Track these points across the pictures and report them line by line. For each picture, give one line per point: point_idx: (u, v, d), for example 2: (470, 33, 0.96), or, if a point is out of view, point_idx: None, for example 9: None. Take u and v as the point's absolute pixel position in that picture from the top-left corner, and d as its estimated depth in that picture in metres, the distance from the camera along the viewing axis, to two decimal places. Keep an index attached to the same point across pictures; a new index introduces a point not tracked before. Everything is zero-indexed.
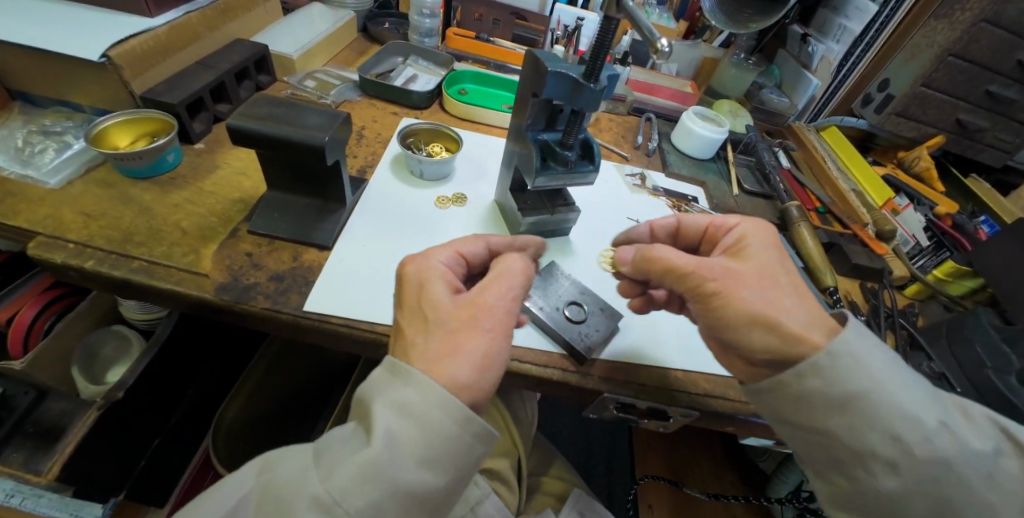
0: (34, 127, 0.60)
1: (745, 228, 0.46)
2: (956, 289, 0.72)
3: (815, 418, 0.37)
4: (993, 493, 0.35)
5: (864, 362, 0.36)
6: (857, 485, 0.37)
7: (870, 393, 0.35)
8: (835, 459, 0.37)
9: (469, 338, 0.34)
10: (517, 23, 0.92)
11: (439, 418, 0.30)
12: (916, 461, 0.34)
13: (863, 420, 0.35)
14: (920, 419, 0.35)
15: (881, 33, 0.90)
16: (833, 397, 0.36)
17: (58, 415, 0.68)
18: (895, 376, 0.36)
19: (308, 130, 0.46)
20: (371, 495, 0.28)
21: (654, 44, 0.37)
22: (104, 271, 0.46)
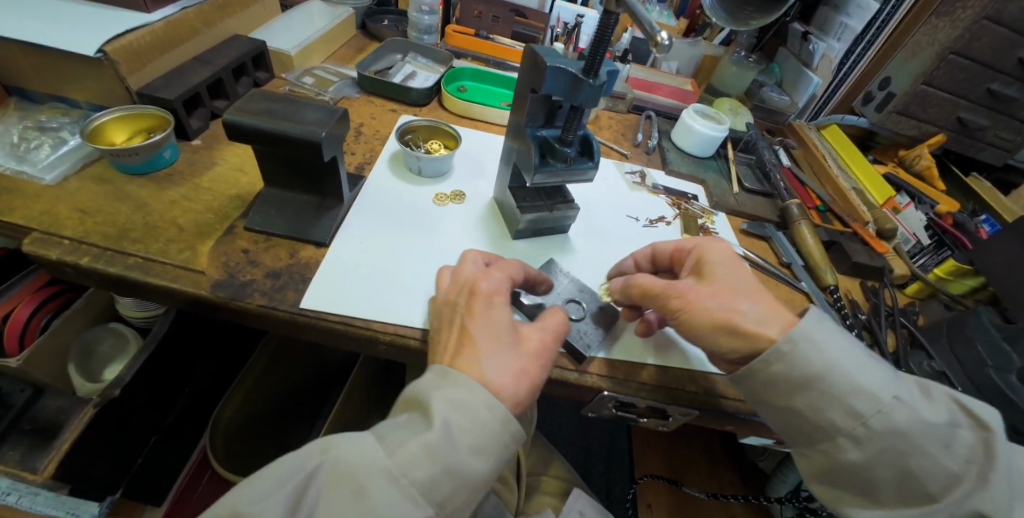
0: (30, 122, 0.59)
1: (701, 246, 0.49)
2: (957, 288, 0.72)
3: (781, 398, 0.41)
4: (954, 462, 0.36)
5: (818, 346, 0.40)
6: (826, 457, 0.40)
7: (826, 373, 0.39)
8: (805, 434, 0.41)
9: (524, 363, 0.38)
10: (517, 21, 0.92)
11: (488, 418, 0.34)
12: (872, 432, 0.37)
13: (824, 397, 0.39)
14: (874, 393, 0.38)
15: (882, 31, 0.90)
16: (794, 377, 0.39)
17: (55, 412, 0.68)
18: (844, 349, 0.39)
19: (305, 125, 0.46)
20: (433, 473, 0.31)
21: (654, 38, 0.36)
22: (100, 267, 0.45)
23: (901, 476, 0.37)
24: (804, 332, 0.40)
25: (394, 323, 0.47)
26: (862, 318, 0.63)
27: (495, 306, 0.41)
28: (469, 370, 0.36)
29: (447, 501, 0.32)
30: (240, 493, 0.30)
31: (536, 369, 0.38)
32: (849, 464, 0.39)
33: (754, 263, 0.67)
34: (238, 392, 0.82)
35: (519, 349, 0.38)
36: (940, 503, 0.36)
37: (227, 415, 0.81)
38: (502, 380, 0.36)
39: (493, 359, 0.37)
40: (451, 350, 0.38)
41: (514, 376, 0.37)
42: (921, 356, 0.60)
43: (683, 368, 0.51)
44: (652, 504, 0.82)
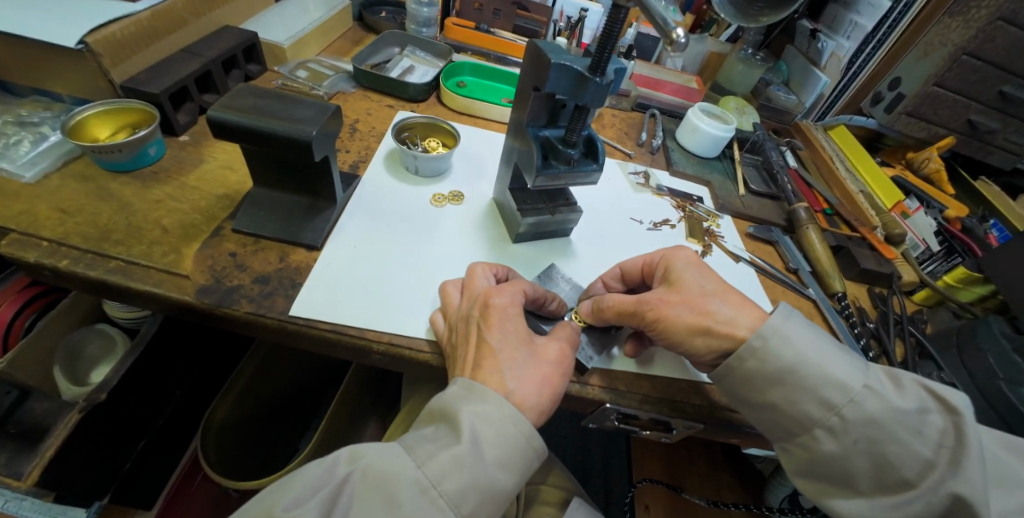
0: (8, 116, 0.56)
1: (667, 254, 0.48)
2: (967, 295, 0.70)
3: (757, 393, 0.40)
4: (928, 447, 0.35)
5: (788, 339, 0.39)
6: (805, 451, 0.38)
7: (799, 367, 0.38)
8: (782, 428, 0.39)
9: (545, 372, 0.38)
10: (518, 14, 0.89)
11: (513, 431, 0.34)
12: (845, 421, 0.36)
13: (798, 390, 0.38)
14: (844, 382, 0.37)
15: (894, 30, 0.87)
16: (768, 371, 0.39)
17: (42, 414, 0.61)
18: (812, 339, 0.39)
19: (295, 123, 0.44)
20: (461, 484, 0.31)
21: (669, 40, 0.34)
22: (79, 271, 0.43)
23: (878, 464, 0.35)
24: (774, 327, 0.40)
25: (390, 332, 0.45)
26: (871, 326, 0.62)
27: (513, 318, 0.41)
28: (493, 382, 0.36)
29: (473, 515, 0.32)
30: (273, 497, 0.30)
31: (557, 377, 0.39)
32: (825, 456, 0.37)
33: (761, 269, 0.65)
34: (229, 396, 0.77)
35: (539, 358, 0.39)
36: (917, 490, 0.34)
37: (220, 416, 0.75)
38: (524, 389, 0.36)
39: (515, 370, 0.37)
40: (470, 361, 0.38)
41: (537, 385, 0.37)
42: (930, 367, 0.59)
43: (684, 379, 0.49)
44: (650, 506, 0.76)
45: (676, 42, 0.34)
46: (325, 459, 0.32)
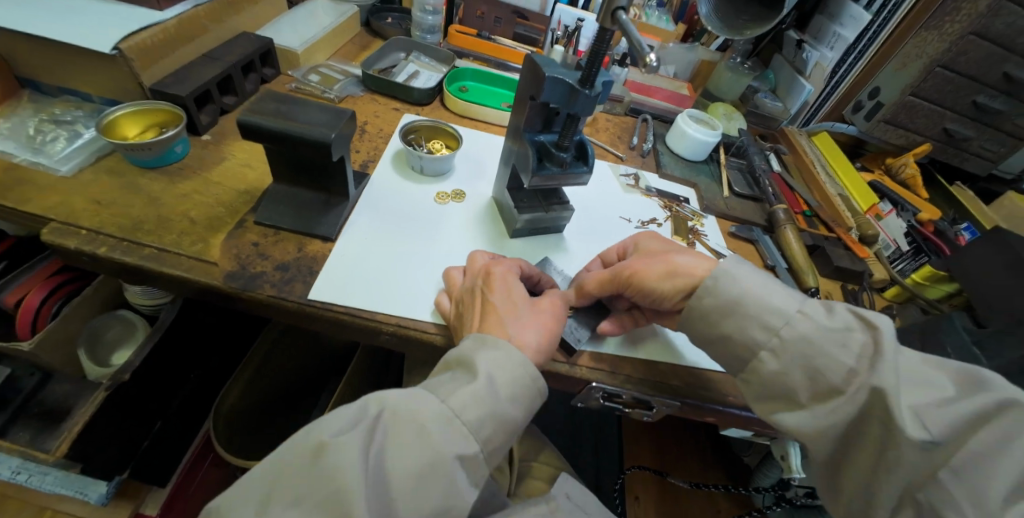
0: (45, 115, 0.62)
1: (637, 237, 0.55)
2: (934, 292, 0.75)
3: (712, 327, 0.45)
4: (851, 357, 0.38)
5: (735, 277, 0.44)
6: (754, 375, 0.42)
7: (744, 299, 0.43)
8: (734, 356, 0.44)
9: (540, 321, 0.44)
10: (518, 22, 0.94)
11: (522, 373, 0.38)
12: (786, 342, 0.41)
13: (745, 318, 0.43)
14: (780, 308, 0.42)
15: (874, 41, 0.90)
16: (719, 305, 0.44)
17: (62, 397, 0.73)
18: (756, 278, 0.44)
19: (313, 126, 0.48)
20: (480, 416, 0.35)
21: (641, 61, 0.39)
22: (116, 257, 0.48)
23: (812, 377, 0.39)
24: (725, 269, 0.45)
25: (398, 314, 0.50)
26: None
27: (512, 283, 0.46)
28: (498, 332, 0.41)
29: (490, 440, 0.36)
30: (316, 430, 0.33)
31: (553, 327, 0.44)
32: (771, 376, 0.41)
33: None
34: (239, 383, 0.83)
35: (536, 313, 0.44)
36: (845, 396, 0.37)
37: (229, 403, 0.81)
38: (524, 333, 0.42)
39: (515, 322, 0.42)
40: (476, 322, 0.43)
41: (535, 334, 0.42)
42: None
43: (664, 363, 0.54)
44: (639, 496, 0.83)
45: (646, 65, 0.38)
46: (360, 401, 0.35)
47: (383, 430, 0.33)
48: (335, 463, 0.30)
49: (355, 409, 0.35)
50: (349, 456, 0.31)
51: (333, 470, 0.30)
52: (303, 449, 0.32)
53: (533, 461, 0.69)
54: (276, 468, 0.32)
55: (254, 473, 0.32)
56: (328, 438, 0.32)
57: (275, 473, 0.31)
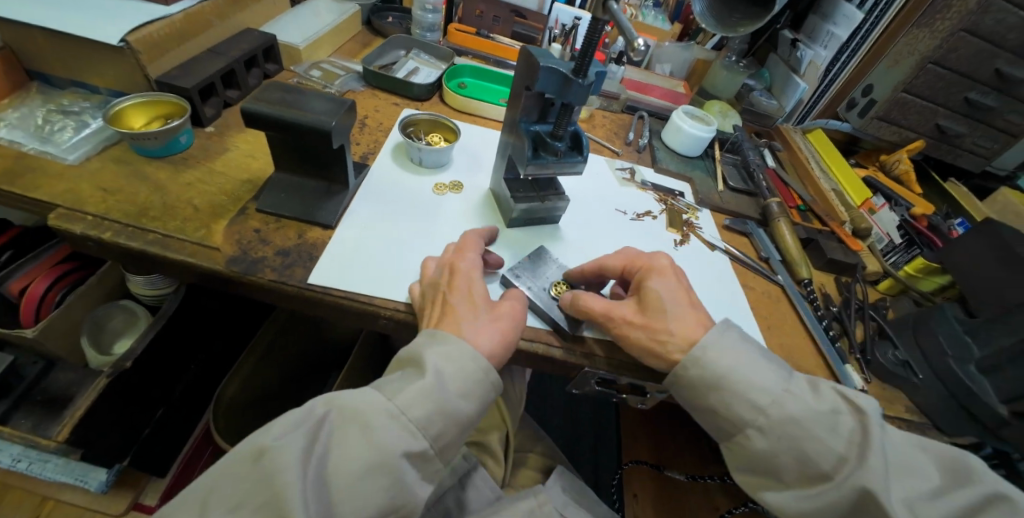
0: (53, 106, 0.63)
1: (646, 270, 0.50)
2: (928, 285, 0.75)
3: (697, 400, 0.44)
4: (840, 442, 0.38)
5: (720, 357, 0.43)
6: (740, 448, 0.42)
7: (734, 377, 0.42)
8: (721, 429, 0.43)
9: (496, 323, 0.44)
10: (516, 21, 0.95)
11: (473, 368, 0.39)
12: (773, 422, 0.40)
13: (733, 396, 0.42)
14: (768, 388, 0.41)
15: (867, 39, 0.93)
16: (705, 381, 0.43)
17: (65, 384, 0.74)
18: (739, 356, 0.43)
19: (316, 115, 0.50)
20: (427, 411, 0.36)
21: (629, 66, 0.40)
22: (122, 242, 0.49)
23: (800, 460, 0.39)
24: (694, 358, 0.43)
25: (396, 299, 0.51)
26: (834, 310, 0.67)
27: (473, 281, 0.47)
28: (451, 329, 0.42)
29: (439, 436, 0.37)
30: (260, 434, 0.33)
31: (510, 330, 0.44)
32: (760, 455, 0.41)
33: (737, 259, 0.70)
34: (241, 371, 0.84)
35: (494, 315, 0.45)
36: (832, 483, 0.38)
37: (231, 393, 0.82)
38: (479, 336, 0.42)
39: (471, 323, 0.43)
40: (434, 318, 0.44)
41: (490, 336, 0.42)
42: (888, 346, 0.65)
43: None
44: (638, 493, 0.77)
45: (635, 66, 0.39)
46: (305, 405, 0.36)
47: (328, 429, 0.34)
48: (275, 462, 0.31)
49: (304, 409, 0.35)
50: (290, 455, 0.32)
51: (274, 469, 0.31)
52: (247, 454, 0.33)
53: (529, 452, 0.70)
54: (218, 475, 0.32)
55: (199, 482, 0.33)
56: (270, 441, 0.33)
57: (217, 480, 0.32)
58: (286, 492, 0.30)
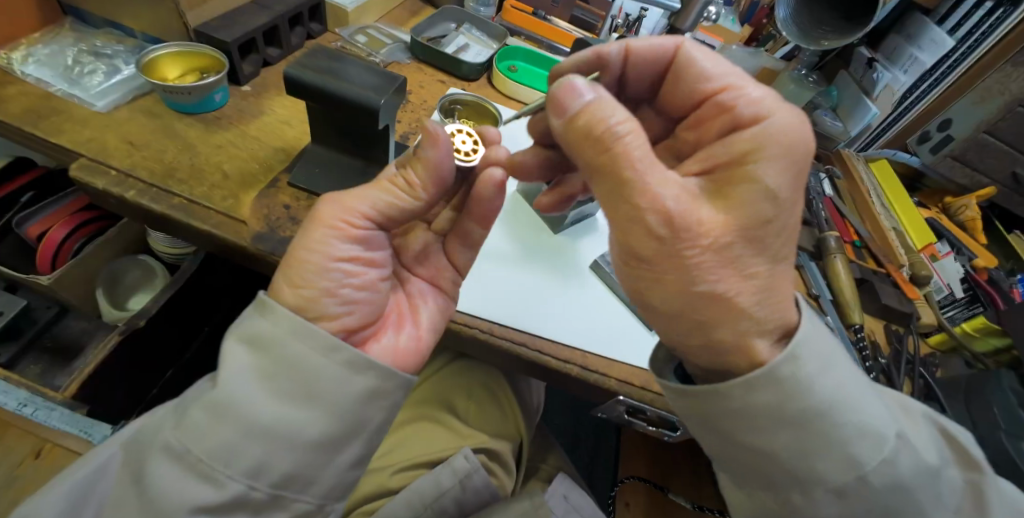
0: (86, 46, 0.60)
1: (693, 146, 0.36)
2: (981, 345, 0.70)
3: (759, 439, 0.29)
4: (932, 501, 0.30)
5: (822, 381, 0.28)
6: (789, 502, 0.30)
7: (833, 416, 0.28)
8: (764, 474, 0.30)
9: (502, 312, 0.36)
10: (578, 4, 0.88)
11: None
12: (867, 484, 0.28)
13: (819, 444, 0.27)
14: (877, 434, 0.28)
15: (954, 70, 0.84)
16: (793, 420, 0.27)
17: (77, 333, 0.73)
18: (844, 380, 0.29)
19: (363, 89, 0.46)
20: None
21: (728, 82, 0.33)
22: (145, 204, 0.46)
23: None
24: (804, 391, 0.27)
25: None
26: (882, 362, 0.63)
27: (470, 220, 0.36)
28: None
29: None
30: (192, 401, 0.27)
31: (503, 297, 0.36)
32: (771, 454, 0.29)
33: None
34: None
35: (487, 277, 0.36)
36: None
37: None
38: None
39: None
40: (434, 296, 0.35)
41: None
42: (934, 408, 0.60)
43: None
44: (630, 504, 0.68)
45: (740, 84, 0.32)
46: (221, 352, 0.28)
47: (258, 393, 0.26)
48: (205, 444, 0.25)
49: (243, 424, 0.25)
50: (223, 436, 0.25)
51: (205, 453, 0.25)
52: (170, 422, 0.26)
53: (539, 463, 0.67)
54: (145, 441, 0.27)
55: (132, 441, 0.28)
56: (192, 418, 0.25)
57: (144, 444, 0.27)
58: (223, 475, 0.25)
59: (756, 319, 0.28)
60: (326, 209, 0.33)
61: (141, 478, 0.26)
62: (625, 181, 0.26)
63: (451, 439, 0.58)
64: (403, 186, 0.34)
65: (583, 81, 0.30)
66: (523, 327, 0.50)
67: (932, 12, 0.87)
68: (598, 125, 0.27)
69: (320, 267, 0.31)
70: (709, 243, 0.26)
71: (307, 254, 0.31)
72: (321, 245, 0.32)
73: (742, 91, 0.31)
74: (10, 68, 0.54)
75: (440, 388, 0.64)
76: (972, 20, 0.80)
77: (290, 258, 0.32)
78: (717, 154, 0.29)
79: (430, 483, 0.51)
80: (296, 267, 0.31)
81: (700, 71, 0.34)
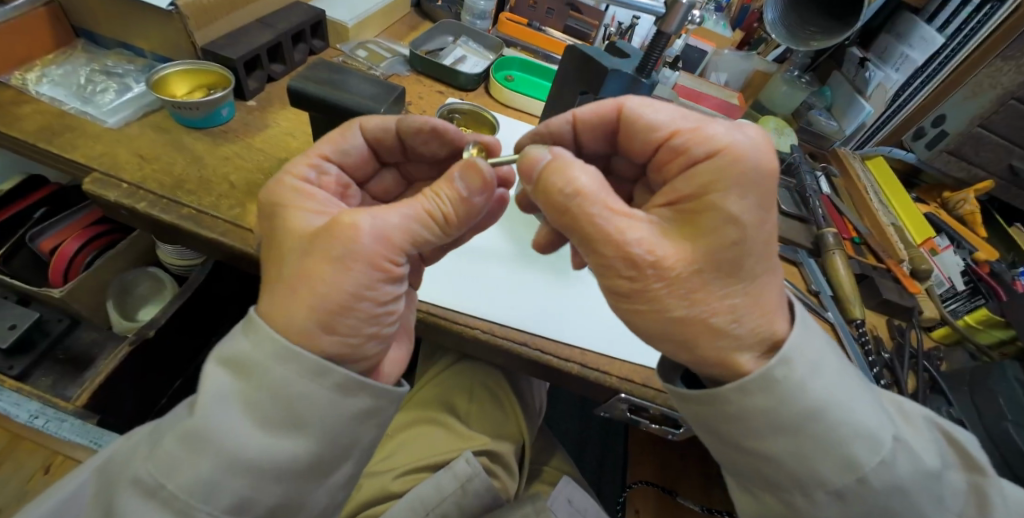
0: (97, 66, 0.63)
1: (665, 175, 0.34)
2: (984, 337, 0.70)
3: (754, 440, 0.29)
4: (931, 503, 0.30)
5: (812, 374, 0.29)
6: (793, 509, 0.30)
7: (824, 413, 0.28)
8: (768, 480, 0.31)
9: None
10: (571, 15, 0.91)
11: None
12: (865, 486, 0.28)
13: (814, 444, 0.28)
14: (870, 432, 0.28)
15: (945, 66, 0.85)
16: (784, 419, 0.28)
17: (88, 344, 0.74)
18: (835, 380, 0.30)
19: (364, 98, 0.48)
20: None
21: (676, 127, 0.32)
22: (155, 214, 0.48)
23: None
24: (789, 382, 0.28)
25: (429, 302, 0.51)
26: (885, 356, 0.62)
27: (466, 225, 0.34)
28: None
29: None
30: (166, 430, 0.26)
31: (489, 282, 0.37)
32: (770, 457, 0.29)
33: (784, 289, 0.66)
34: None
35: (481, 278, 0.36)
36: None
37: None
38: None
39: None
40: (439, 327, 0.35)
41: None
42: (940, 401, 0.60)
43: None
44: (641, 511, 0.66)
45: (693, 124, 0.32)
46: (201, 377, 0.27)
47: (236, 424, 0.25)
48: (181, 480, 0.24)
49: (222, 460, 0.24)
50: (200, 472, 0.24)
51: (180, 489, 0.24)
52: (144, 453, 0.26)
53: (544, 465, 0.67)
54: (117, 471, 0.27)
55: (106, 467, 0.28)
56: (167, 451, 0.25)
57: (115, 476, 0.26)
58: (201, 511, 0.24)
59: (733, 335, 0.28)
60: (371, 245, 0.28)
61: (113, 509, 0.25)
62: (589, 234, 0.29)
63: (452, 441, 0.59)
64: (439, 220, 0.32)
65: (545, 150, 0.32)
66: (523, 327, 0.51)
67: (922, 11, 0.89)
68: (557, 190, 0.30)
69: (367, 315, 0.29)
70: (676, 275, 0.27)
71: (352, 300, 0.28)
72: (370, 291, 0.29)
73: (695, 131, 0.31)
74: (25, 88, 0.57)
75: (442, 389, 0.65)
76: (961, 17, 0.82)
77: (326, 299, 0.27)
78: (679, 191, 0.30)
79: (431, 489, 0.51)
80: (342, 313, 0.28)
81: (650, 122, 0.34)
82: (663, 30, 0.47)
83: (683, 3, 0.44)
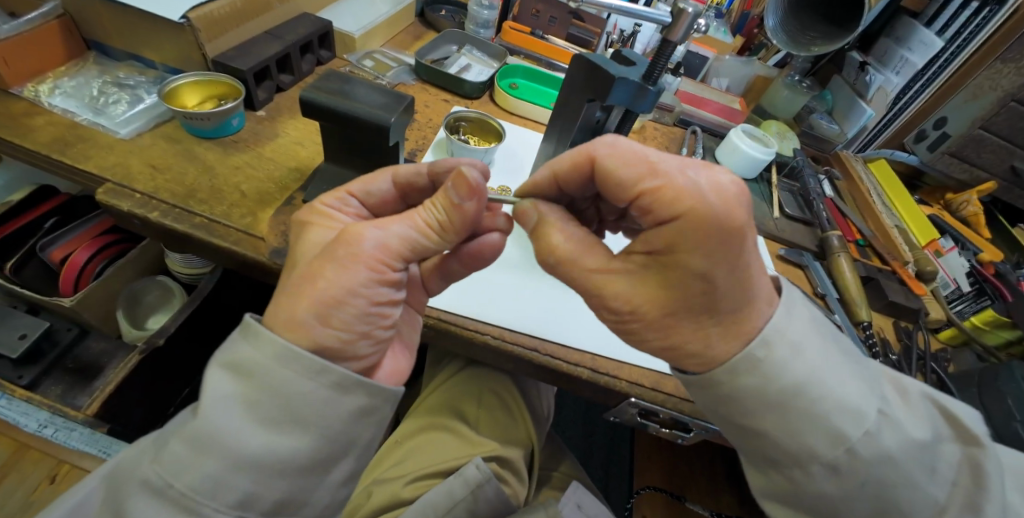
0: (109, 78, 0.64)
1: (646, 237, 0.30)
2: (992, 338, 0.69)
3: (748, 419, 0.31)
4: (925, 478, 0.30)
5: (796, 350, 0.30)
6: (792, 485, 0.31)
7: (808, 389, 0.29)
8: (768, 457, 0.32)
9: None
10: (574, 23, 0.92)
11: None
12: (855, 459, 0.29)
13: (803, 419, 0.29)
14: (855, 406, 0.30)
15: (945, 69, 0.86)
16: (768, 395, 0.29)
17: (97, 353, 0.74)
18: (822, 354, 0.31)
19: (373, 108, 0.48)
20: None
21: (642, 186, 0.28)
22: (168, 223, 0.48)
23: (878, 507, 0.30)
24: (775, 359, 0.29)
25: (439, 308, 0.51)
26: (893, 358, 0.62)
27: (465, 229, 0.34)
28: None
29: None
30: (172, 434, 0.26)
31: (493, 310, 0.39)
32: (764, 434, 0.31)
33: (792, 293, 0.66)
34: None
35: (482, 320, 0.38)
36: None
37: None
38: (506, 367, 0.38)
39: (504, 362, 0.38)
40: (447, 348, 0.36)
41: None
42: None
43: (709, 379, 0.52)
44: None
45: (663, 179, 0.27)
46: (204, 380, 0.27)
47: (242, 425, 0.26)
48: (187, 479, 0.25)
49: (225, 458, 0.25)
50: (204, 471, 0.25)
51: (188, 487, 0.25)
52: (150, 457, 0.26)
53: (553, 470, 0.67)
54: (123, 478, 0.27)
55: (111, 475, 0.28)
56: (172, 452, 0.25)
57: (124, 480, 0.27)
58: (209, 507, 0.25)
59: (725, 317, 0.29)
60: (373, 249, 0.30)
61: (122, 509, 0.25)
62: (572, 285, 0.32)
63: (461, 447, 0.59)
64: (437, 229, 0.33)
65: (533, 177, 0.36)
66: (533, 331, 0.52)
67: (920, 15, 0.91)
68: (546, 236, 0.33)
69: (360, 313, 0.30)
70: (663, 265, 0.29)
71: (347, 296, 0.29)
72: (365, 289, 0.30)
73: (668, 196, 0.26)
74: (38, 100, 0.57)
75: (451, 395, 0.65)
76: (960, 20, 0.83)
77: (325, 293, 0.28)
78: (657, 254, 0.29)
79: (443, 494, 0.52)
80: (337, 307, 0.28)
81: (621, 181, 0.29)
82: (668, 37, 0.48)
83: (689, 12, 0.46)
